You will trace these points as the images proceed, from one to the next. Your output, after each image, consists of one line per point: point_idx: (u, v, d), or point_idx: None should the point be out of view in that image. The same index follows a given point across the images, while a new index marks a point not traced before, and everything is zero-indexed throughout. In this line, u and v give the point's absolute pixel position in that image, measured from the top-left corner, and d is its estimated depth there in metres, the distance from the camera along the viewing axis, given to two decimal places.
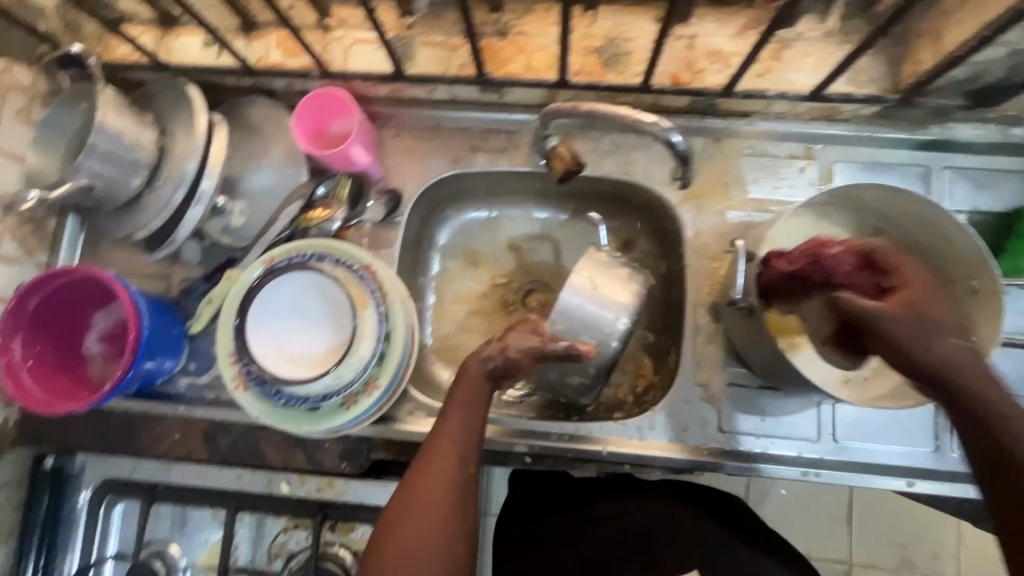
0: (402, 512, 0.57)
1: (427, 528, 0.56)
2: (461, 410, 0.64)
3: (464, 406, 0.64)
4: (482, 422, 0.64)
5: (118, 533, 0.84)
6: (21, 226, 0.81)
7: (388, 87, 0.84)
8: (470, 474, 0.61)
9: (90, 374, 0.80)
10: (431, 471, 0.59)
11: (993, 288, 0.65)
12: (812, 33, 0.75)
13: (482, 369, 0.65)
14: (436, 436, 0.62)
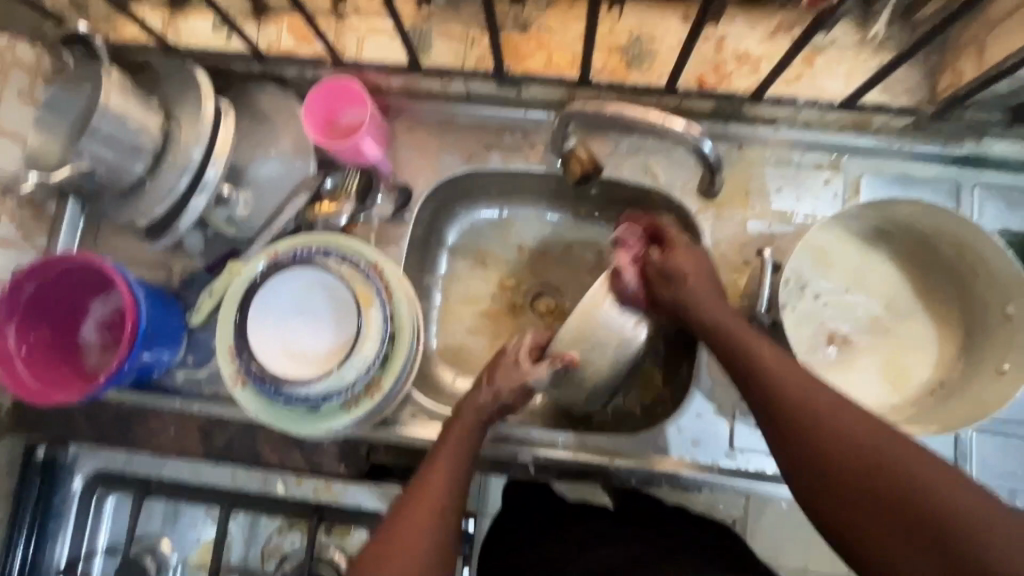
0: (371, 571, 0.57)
1: None
2: (449, 455, 0.64)
3: (452, 448, 0.64)
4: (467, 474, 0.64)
5: (110, 526, 0.82)
6: (21, 208, 0.78)
7: (402, 79, 0.81)
8: (446, 533, 0.60)
9: (86, 364, 0.77)
10: (405, 529, 0.59)
11: None
12: (847, 38, 0.72)
13: (476, 417, 0.66)
14: (419, 485, 0.62)
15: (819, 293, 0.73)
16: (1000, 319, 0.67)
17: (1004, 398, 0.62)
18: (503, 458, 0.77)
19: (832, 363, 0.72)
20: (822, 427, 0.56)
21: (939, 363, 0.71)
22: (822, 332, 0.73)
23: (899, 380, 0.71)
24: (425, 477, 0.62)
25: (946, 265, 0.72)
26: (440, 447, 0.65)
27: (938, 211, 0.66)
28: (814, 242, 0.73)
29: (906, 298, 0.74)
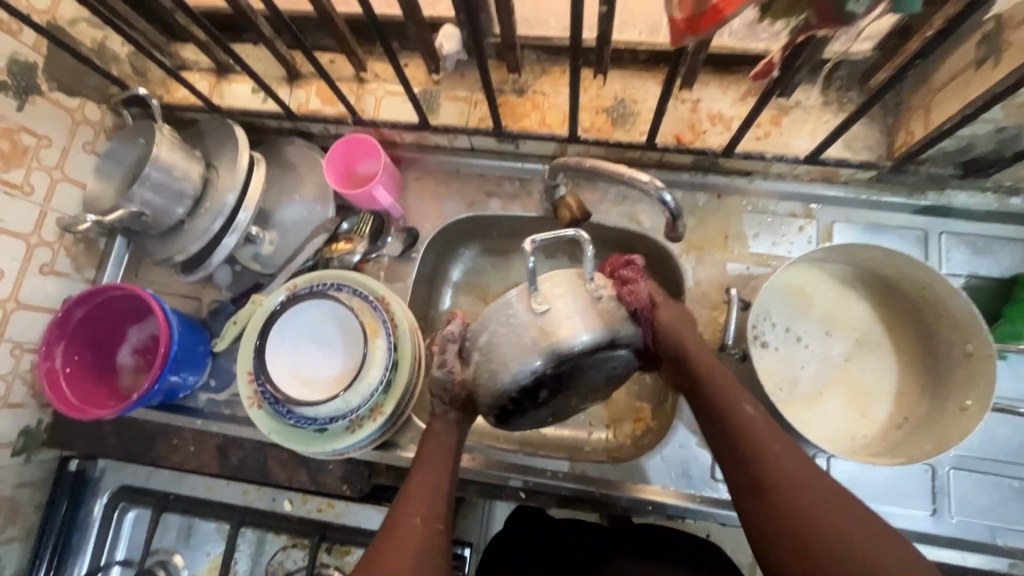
0: None
1: None
2: (428, 472, 0.66)
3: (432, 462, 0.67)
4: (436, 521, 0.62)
5: (129, 538, 0.88)
6: (76, 244, 0.89)
7: (413, 135, 0.91)
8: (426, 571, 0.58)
9: (120, 384, 0.86)
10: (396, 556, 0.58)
11: (985, 353, 0.67)
12: (810, 101, 0.80)
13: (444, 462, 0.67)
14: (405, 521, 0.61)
15: (793, 330, 0.78)
16: (962, 356, 0.71)
17: (965, 432, 0.65)
18: (494, 482, 0.82)
19: (807, 398, 0.76)
20: (762, 467, 0.58)
21: (910, 403, 0.75)
22: (796, 369, 0.77)
23: (872, 416, 0.75)
24: (413, 491, 0.64)
25: (914, 306, 0.76)
26: (420, 464, 0.67)
27: (893, 254, 0.72)
28: (785, 284, 0.79)
29: (877, 338, 0.78)
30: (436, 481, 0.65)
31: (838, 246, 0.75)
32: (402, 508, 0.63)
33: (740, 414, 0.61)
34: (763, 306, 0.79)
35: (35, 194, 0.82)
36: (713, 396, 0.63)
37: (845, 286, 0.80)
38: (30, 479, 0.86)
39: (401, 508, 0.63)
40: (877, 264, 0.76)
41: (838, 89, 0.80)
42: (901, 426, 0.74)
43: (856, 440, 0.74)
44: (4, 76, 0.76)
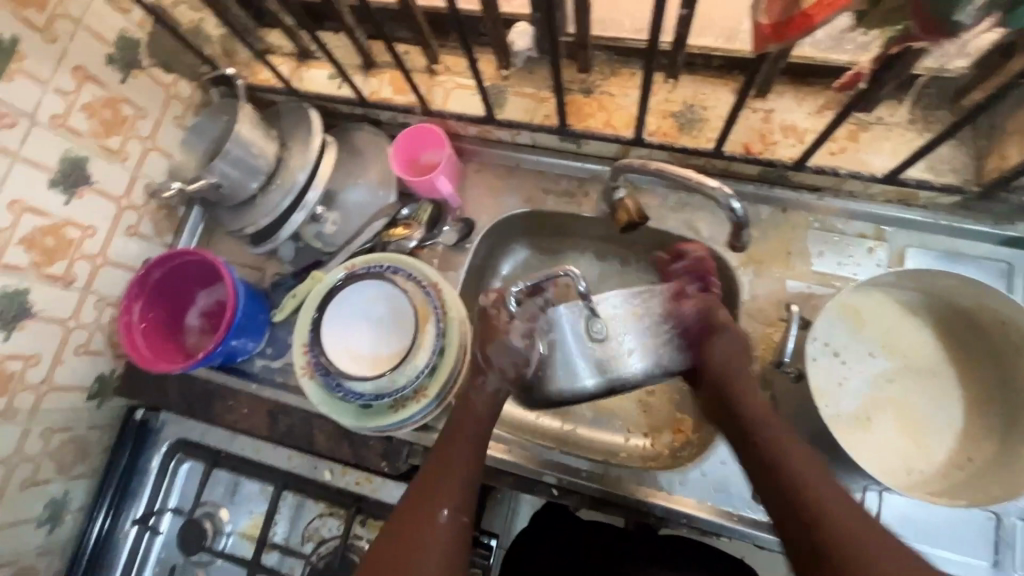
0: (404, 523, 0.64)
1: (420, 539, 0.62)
2: (467, 442, 0.71)
3: (470, 432, 0.72)
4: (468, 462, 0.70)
5: (181, 488, 0.93)
6: (158, 209, 0.95)
7: (478, 128, 0.93)
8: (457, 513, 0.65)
9: (187, 343, 0.92)
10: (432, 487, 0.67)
11: None
12: (892, 118, 0.77)
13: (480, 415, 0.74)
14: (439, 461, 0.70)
15: (853, 358, 0.75)
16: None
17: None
18: (529, 476, 0.82)
19: (864, 428, 0.72)
20: (794, 485, 0.60)
21: (977, 445, 0.70)
22: (853, 396, 0.74)
23: (935, 454, 0.71)
24: (448, 455, 0.70)
25: (993, 341, 0.72)
26: (456, 429, 0.72)
27: (976, 284, 0.67)
28: (849, 308, 0.76)
29: (945, 373, 0.74)
30: (472, 451, 0.71)
31: (912, 272, 0.71)
32: (441, 468, 0.68)
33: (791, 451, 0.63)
34: (822, 330, 0.75)
35: (129, 160, 0.88)
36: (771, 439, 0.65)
37: (915, 314, 0.76)
38: (100, 422, 0.93)
39: (439, 469, 0.69)
40: (954, 293, 0.72)
41: (924, 107, 0.76)
42: (965, 468, 0.70)
43: (915, 477, 0.70)
44: (112, 49, 0.83)
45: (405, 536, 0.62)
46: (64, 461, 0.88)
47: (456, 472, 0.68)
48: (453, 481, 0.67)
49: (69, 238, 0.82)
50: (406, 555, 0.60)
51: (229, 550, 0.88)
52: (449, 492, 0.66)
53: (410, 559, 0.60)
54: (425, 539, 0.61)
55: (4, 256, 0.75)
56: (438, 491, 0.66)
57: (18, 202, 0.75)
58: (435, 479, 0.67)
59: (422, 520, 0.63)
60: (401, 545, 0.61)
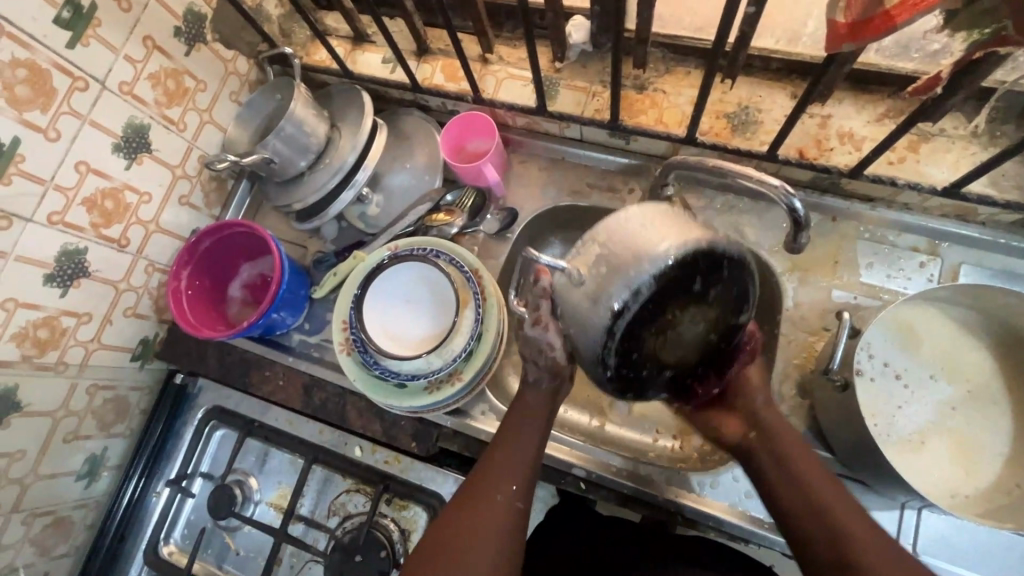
0: (469, 505, 0.67)
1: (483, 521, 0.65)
2: (523, 430, 0.73)
3: (525, 420, 0.74)
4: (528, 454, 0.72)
5: (213, 454, 0.96)
6: (210, 181, 0.98)
7: (526, 119, 0.93)
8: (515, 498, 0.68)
9: (228, 314, 0.94)
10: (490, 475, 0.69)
11: None
12: (955, 131, 0.75)
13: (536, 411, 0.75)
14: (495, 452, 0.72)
15: (899, 373, 0.73)
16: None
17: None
18: (558, 467, 0.83)
19: (908, 444, 0.71)
20: (801, 491, 0.65)
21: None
22: (899, 411, 0.72)
23: (979, 476, 0.69)
24: (502, 444, 0.72)
25: None
26: (513, 421, 0.74)
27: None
28: (899, 322, 0.74)
29: (996, 394, 0.72)
30: (530, 439, 0.72)
31: (970, 288, 0.69)
32: (494, 455, 0.71)
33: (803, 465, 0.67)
34: (870, 344, 0.74)
35: (186, 131, 0.90)
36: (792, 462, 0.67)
37: (968, 332, 0.74)
38: (141, 384, 0.96)
39: (494, 455, 0.71)
40: (1013, 313, 0.69)
41: (991, 121, 0.74)
42: (1011, 492, 0.68)
43: (957, 498, 0.69)
44: (179, 22, 0.85)
45: (458, 523, 0.65)
46: (105, 418, 0.91)
47: (510, 458, 0.70)
48: (507, 469, 0.69)
49: (126, 202, 0.85)
50: (457, 541, 0.63)
51: (256, 517, 0.90)
52: (500, 479, 0.68)
53: (475, 541, 0.63)
54: (476, 526, 0.65)
55: (67, 215, 0.77)
56: (491, 476, 0.69)
57: (83, 163, 0.78)
58: (489, 466, 0.70)
59: (473, 508, 0.66)
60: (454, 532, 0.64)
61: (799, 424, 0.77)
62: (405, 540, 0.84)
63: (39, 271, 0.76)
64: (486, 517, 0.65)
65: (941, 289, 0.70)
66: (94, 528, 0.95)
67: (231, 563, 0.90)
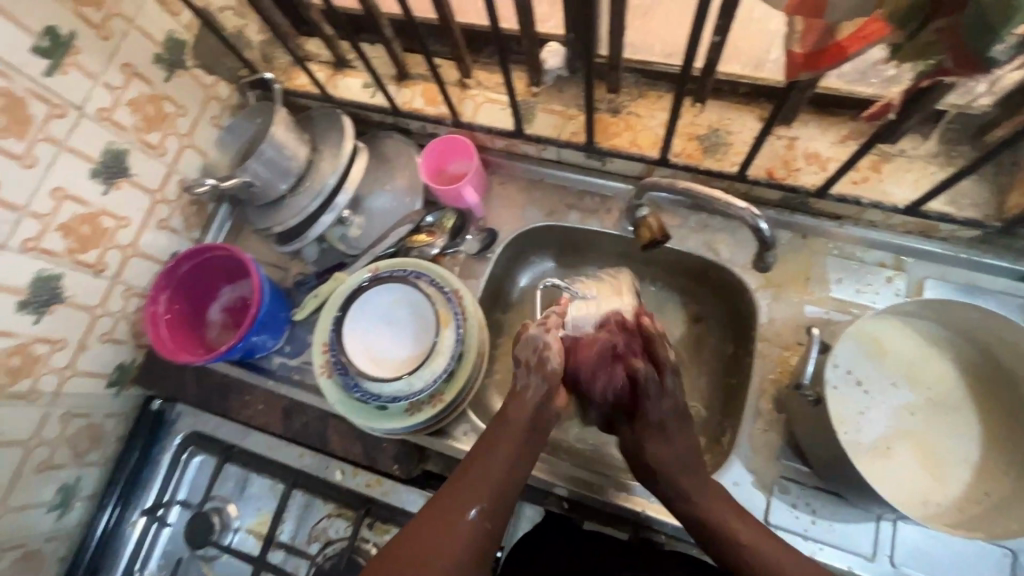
0: (431, 518, 0.64)
1: (447, 534, 0.62)
2: (506, 450, 0.68)
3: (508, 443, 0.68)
4: (511, 467, 0.68)
5: (191, 481, 0.94)
6: (189, 204, 0.97)
7: (505, 142, 0.95)
8: (488, 519, 0.65)
9: (207, 337, 0.93)
10: (462, 485, 0.66)
11: None
12: (915, 151, 0.78)
13: (532, 419, 0.70)
14: (473, 462, 0.68)
15: (864, 384, 0.75)
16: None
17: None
18: (540, 486, 0.82)
19: (874, 453, 0.73)
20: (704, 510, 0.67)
21: (994, 478, 0.70)
22: (866, 423, 0.74)
23: (950, 487, 0.71)
24: (475, 466, 0.67)
25: (1011, 377, 0.72)
26: (494, 439, 0.69)
27: (996, 319, 0.68)
28: (868, 336, 0.76)
29: (958, 402, 0.74)
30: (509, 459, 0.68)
31: (933, 302, 0.71)
32: (464, 478, 0.66)
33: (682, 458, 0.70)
34: (838, 357, 0.76)
35: (165, 156, 0.91)
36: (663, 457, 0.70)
37: (933, 345, 0.76)
38: (117, 411, 0.94)
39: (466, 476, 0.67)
40: (973, 326, 0.72)
41: (948, 143, 0.77)
42: (980, 501, 0.69)
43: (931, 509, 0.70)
44: (160, 49, 0.86)
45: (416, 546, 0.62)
46: (80, 447, 0.89)
47: (482, 481, 0.66)
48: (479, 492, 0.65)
49: (104, 227, 0.84)
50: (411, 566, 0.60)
51: (235, 546, 0.88)
52: (466, 502, 0.65)
53: (433, 555, 0.61)
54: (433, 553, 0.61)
55: (42, 241, 0.77)
56: (458, 498, 0.65)
57: (60, 189, 0.77)
58: (458, 486, 0.66)
59: (430, 530, 0.62)
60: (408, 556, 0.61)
61: (776, 438, 0.78)
62: None
63: (12, 298, 0.75)
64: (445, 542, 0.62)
65: (905, 304, 0.72)
66: (66, 561, 0.92)
67: None
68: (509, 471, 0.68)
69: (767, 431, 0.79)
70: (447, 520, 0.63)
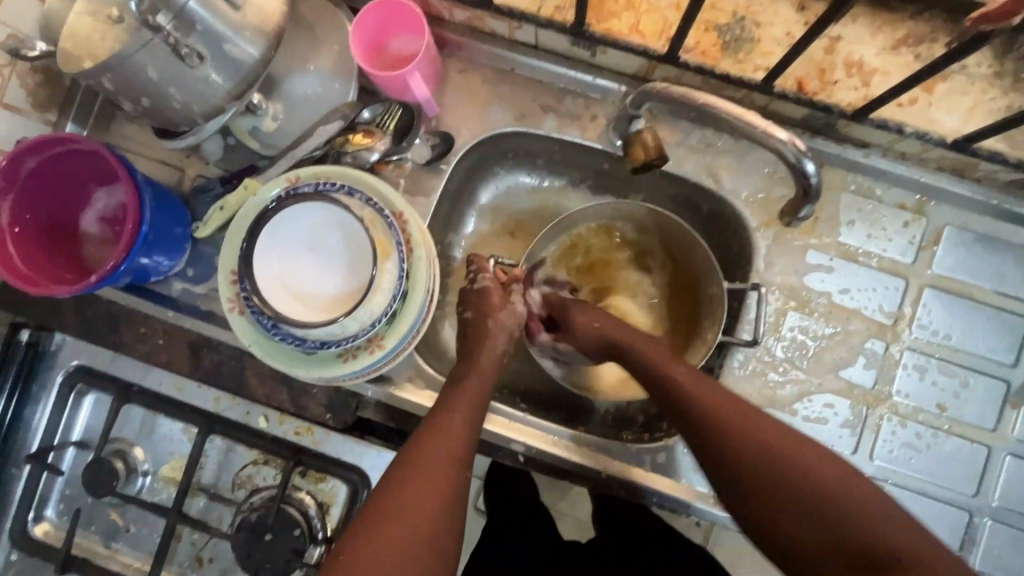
0: (386, 519, 0.55)
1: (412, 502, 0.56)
2: (466, 412, 0.63)
3: (446, 418, 0.62)
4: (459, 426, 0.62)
5: (87, 421, 0.78)
6: (33, 74, 0.71)
7: (466, 13, 0.72)
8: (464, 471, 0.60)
9: (83, 254, 0.73)
10: (423, 469, 0.58)
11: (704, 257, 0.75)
12: (977, 68, 0.64)
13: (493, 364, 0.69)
14: (435, 423, 0.62)
15: (847, 325, 0.71)
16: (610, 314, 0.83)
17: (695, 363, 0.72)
18: (495, 442, 0.74)
19: (867, 399, 0.71)
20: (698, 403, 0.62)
21: (961, 427, 0.70)
22: (847, 364, 0.71)
23: (921, 436, 0.70)
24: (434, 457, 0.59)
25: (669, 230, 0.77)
26: (450, 401, 0.64)
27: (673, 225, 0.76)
28: (884, 266, 0.71)
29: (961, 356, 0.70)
30: (460, 418, 0.63)
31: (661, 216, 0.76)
32: (412, 478, 0.58)
33: (863, 502, 0.55)
34: (827, 280, 0.71)
35: None
36: (879, 528, 0.54)
37: (898, 306, 0.71)
38: None
39: (410, 469, 0.58)
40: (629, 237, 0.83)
41: (1017, 61, 0.63)
42: (926, 446, 0.70)
43: (892, 458, 0.70)
44: None
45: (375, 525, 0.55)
46: None
47: (435, 453, 0.60)
48: (452, 449, 0.60)
49: None
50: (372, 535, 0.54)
51: (146, 492, 0.77)
52: (438, 477, 0.58)
53: (398, 513, 0.56)
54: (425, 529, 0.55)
55: None
56: (427, 446, 0.60)
57: None
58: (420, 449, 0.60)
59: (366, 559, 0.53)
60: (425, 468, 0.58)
61: (760, 396, 0.71)
62: (323, 514, 0.76)
63: None
64: (419, 525, 0.55)
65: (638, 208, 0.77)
66: None
67: (122, 542, 0.78)
68: (450, 423, 0.62)
69: (749, 389, 0.71)
70: (408, 500, 0.56)
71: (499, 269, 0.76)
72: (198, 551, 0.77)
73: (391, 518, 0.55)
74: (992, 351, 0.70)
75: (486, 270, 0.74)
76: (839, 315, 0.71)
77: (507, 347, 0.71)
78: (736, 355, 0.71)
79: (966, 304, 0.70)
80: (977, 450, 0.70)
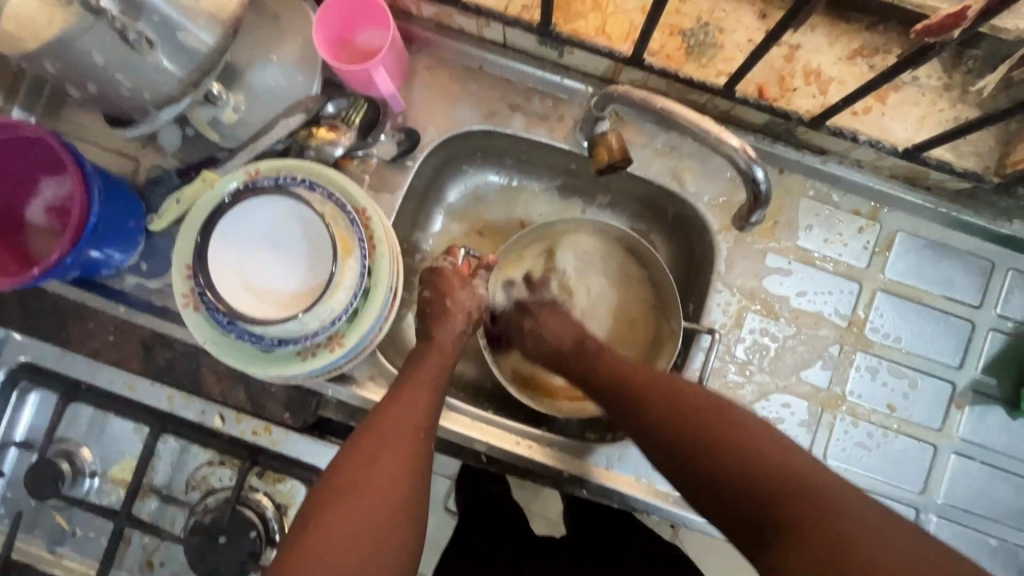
0: (347, 488, 0.56)
1: (375, 472, 0.58)
2: (430, 391, 0.65)
3: (406, 396, 0.64)
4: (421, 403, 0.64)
5: (31, 420, 0.75)
6: None
7: (434, 9, 0.72)
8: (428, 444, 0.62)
9: (27, 246, 0.70)
10: (385, 441, 0.60)
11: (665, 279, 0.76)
12: (927, 80, 0.66)
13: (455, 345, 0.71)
14: (397, 400, 0.63)
15: (804, 326, 0.73)
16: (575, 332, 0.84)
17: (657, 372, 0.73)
18: (458, 441, 0.74)
19: (823, 399, 0.73)
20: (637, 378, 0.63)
21: (910, 426, 0.72)
22: (804, 365, 0.73)
23: (872, 434, 0.72)
24: (389, 442, 0.60)
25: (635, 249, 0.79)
26: (411, 380, 0.66)
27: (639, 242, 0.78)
28: (840, 270, 0.73)
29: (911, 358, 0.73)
30: (423, 396, 0.65)
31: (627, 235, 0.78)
32: (375, 451, 0.59)
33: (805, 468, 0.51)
34: (786, 283, 0.73)
35: None
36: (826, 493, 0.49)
37: (852, 309, 0.73)
38: None
39: (371, 442, 0.59)
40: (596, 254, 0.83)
41: (965, 75, 0.66)
42: (877, 446, 0.72)
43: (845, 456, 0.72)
44: None
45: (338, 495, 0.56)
46: None
47: (397, 429, 0.61)
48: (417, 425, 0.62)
49: None
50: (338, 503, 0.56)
51: (94, 495, 0.74)
52: (402, 448, 0.60)
53: (361, 482, 0.57)
54: (390, 497, 0.57)
55: None
56: (388, 420, 0.61)
57: None
58: (381, 422, 0.61)
59: (329, 528, 0.54)
60: (387, 440, 0.60)
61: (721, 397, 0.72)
62: (282, 517, 0.74)
63: None
64: (386, 493, 0.57)
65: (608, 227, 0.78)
66: None
67: (68, 547, 0.74)
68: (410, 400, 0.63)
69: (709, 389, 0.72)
70: (371, 471, 0.58)
71: (466, 260, 0.77)
72: (150, 555, 0.74)
73: (356, 489, 0.56)
74: (939, 353, 0.73)
75: (454, 255, 0.76)
76: (797, 317, 0.73)
77: (467, 327, 0.72)
78: (696, 356, 0.73)
79: (916, 308, 0.73)
80: (924, 448, 0.72)
